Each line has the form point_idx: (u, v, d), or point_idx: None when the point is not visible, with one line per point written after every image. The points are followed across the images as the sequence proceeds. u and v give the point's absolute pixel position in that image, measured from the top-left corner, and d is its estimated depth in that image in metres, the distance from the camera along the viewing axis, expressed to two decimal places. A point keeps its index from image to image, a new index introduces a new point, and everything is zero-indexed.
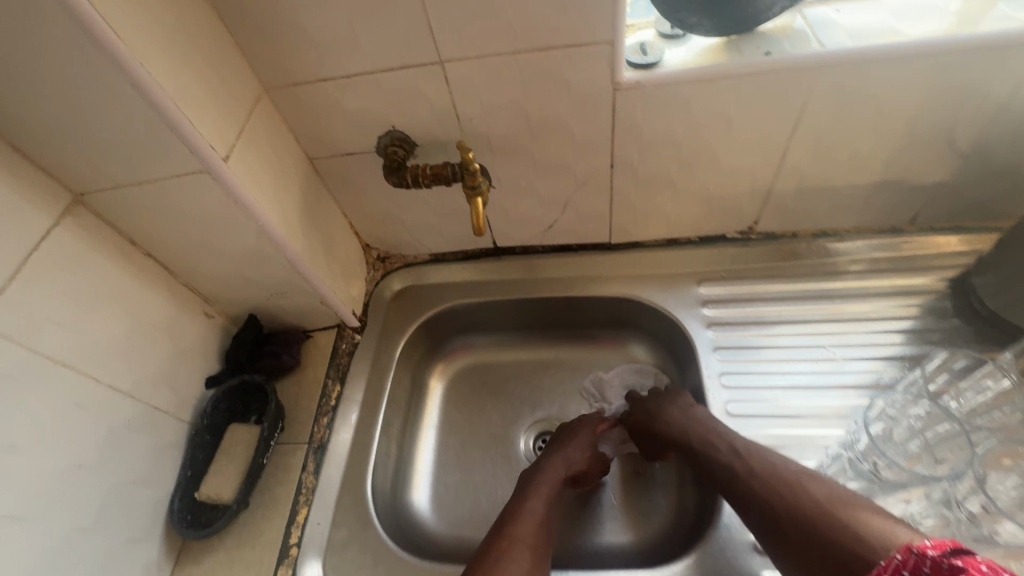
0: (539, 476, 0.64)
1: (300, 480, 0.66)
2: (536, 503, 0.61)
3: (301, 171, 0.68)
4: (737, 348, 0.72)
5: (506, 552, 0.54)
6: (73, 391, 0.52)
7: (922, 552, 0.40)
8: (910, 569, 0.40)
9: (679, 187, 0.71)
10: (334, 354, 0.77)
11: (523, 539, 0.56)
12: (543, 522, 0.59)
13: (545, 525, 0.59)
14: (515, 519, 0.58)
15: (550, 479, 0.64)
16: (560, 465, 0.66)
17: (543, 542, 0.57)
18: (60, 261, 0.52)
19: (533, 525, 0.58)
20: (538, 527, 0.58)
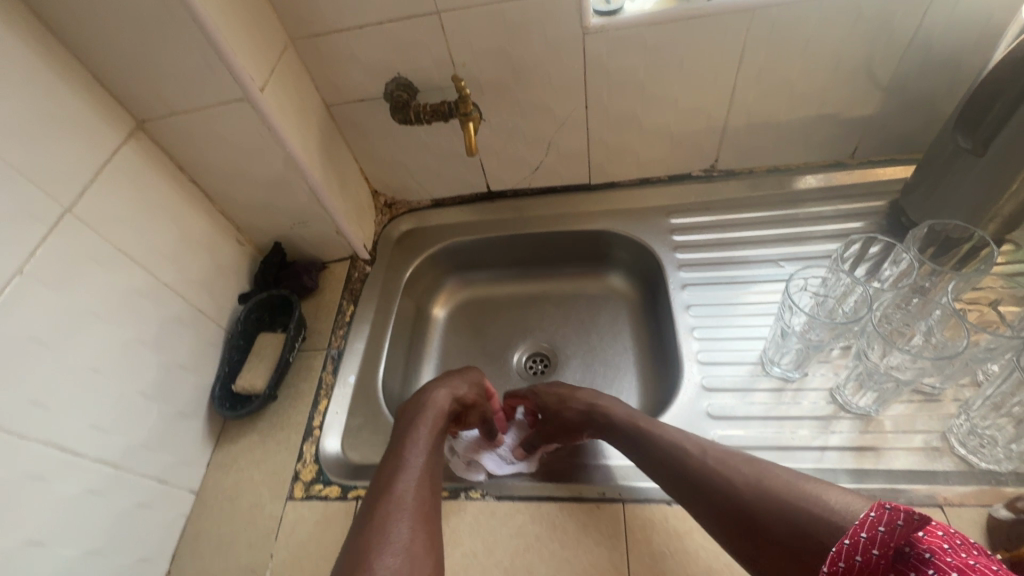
0: (417, 431, 0.60)
1: (321, 378, 0.77)
2: (418, 461, 0.57)
3: (320, 114, 0.79)
4: (700, 265, 0.82)
5: (393, 520, 0.50)
6: (136, 281, 0.63)
7: (895, 506, 0.38)
8: (886, 524, 0.38)
9: (645, 127, 0.82)
10: (349, 281, 0.88)
11: (409, 504, 0.52)
12: (428, 479, 0.56)
13: (429, 484, 0.56)
14: (400, 482, 0.54)
15: (427, 432, 0.61)
16: (439, 413, 0.63)
17: (429, 503, 0.54)
18: (127, 174, 0.63)
19: (421, 481, 0.55)
20: (423, 484, 0.55)
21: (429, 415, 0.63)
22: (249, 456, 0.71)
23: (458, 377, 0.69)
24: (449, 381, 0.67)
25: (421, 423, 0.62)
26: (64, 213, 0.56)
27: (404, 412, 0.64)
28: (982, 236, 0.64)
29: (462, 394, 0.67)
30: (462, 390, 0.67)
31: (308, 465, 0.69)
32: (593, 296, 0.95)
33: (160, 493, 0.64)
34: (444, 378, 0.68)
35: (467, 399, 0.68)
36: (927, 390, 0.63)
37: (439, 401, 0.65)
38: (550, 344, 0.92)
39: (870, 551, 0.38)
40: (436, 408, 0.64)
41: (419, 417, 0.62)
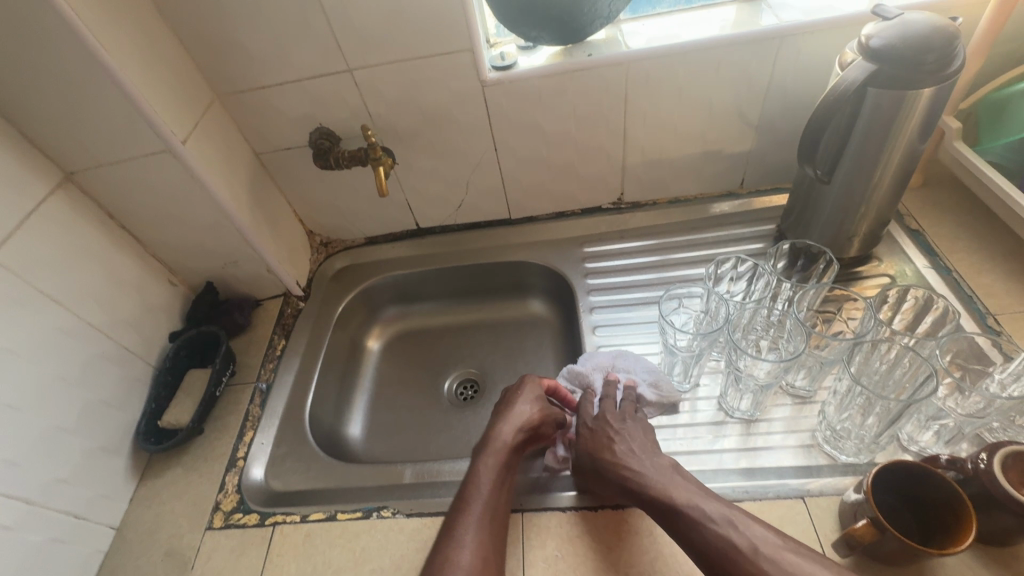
0: (480, 476, 0.62)
1: (248, 410, 0.80)
2: (479, 505, 0.60)
3: (249, 162, 0.85)
4: (610, 289, 0.89)
5: None
6: (60, 322, 0.67)
7: None
8: None
9: (553, 166, 0.90)
10: (281, 317, 0.92)
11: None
12: (495, 517, 0.59)
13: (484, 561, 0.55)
14: (455, 537, 0.57)
15: (491, 470, 0.63)
16: (502, 448, 0.65)
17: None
18: (54, 222, 0.68)
19: (482, 527, 0.58)
20: (490, 524, 0.58)
21: (494, 454, 0.65)
22: (171, 489, 0.72)
23: (519, 404, 0.70)
24: (522, 404, 0.71)
25: (488, 465, 0.64)
26: None
27: (480, 446, 0.67)
28: (828, 254, 0.75)
29: (522, 416, 0.69)
30: (526, 414, 0.69)
31: (229, 495, 0.71)
32: (520, 323, 1.01)
33: (76, 529, 0.65)
34: (508, 408, 0.70)
35: (536, 419, 0.69)
36: (800, 393, 0.69)
37: (503, 437, 0.66)
38: (479, 370, 0.97)
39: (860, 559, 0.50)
40: (500, 445, 0.65)
41: (481, 457, 0.64)
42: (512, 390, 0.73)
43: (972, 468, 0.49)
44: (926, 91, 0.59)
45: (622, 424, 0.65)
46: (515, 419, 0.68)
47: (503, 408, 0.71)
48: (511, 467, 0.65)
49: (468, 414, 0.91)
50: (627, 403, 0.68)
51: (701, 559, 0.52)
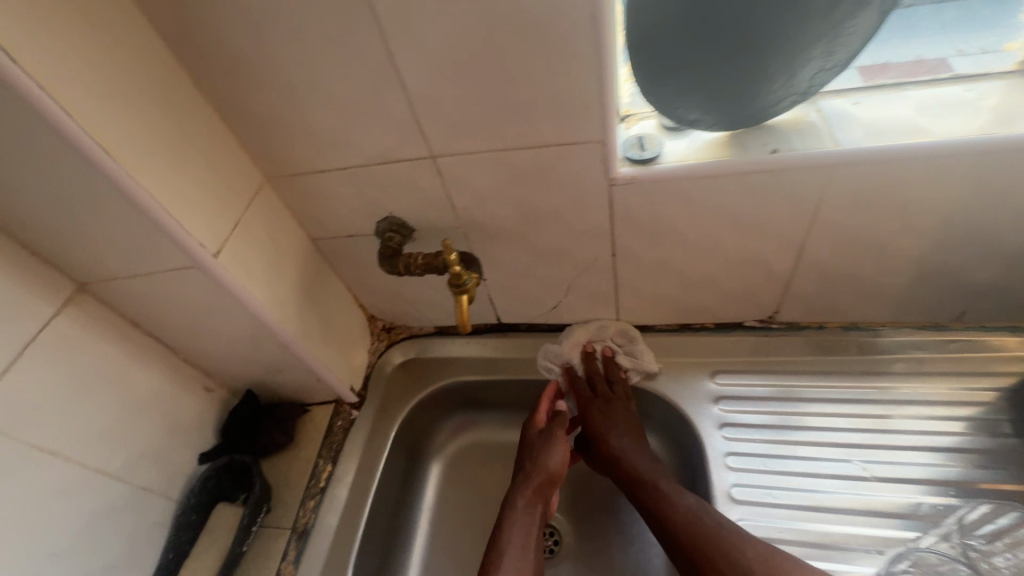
0: (507, 533, 0.64)
1: (279, 568, 0.65)
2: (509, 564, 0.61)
3: (302, 252, 0.69)
4: (754, 457, 0.65)
5: None
6: (56, 480, 0.53)
7: None
8: None
9: (687, 276, 0.67)
10: (330, 432, 0.76)
11: None
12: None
13: None
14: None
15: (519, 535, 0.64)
16: (524, 508, 0.67)
17: None
18: (59, 351, 0.54)
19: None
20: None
21: (518, 513, 0.66)
22: None
23: (540, 453, 0.71)
24: (536, 450, 0.72)
25: (516, 521, 0.65)
26: None
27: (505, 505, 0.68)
28: None
29: (544, 474, 0.69)
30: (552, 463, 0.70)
31: None
32: None
33: None
34: (531, 451, 0.73)
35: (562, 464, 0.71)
36: None
37: (523, 493, 0.68)
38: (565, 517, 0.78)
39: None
40: (520, 503, 0.67)
41: (508, 519, 0.66)
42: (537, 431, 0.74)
43: None
44: None
45: (620, 411, 0.72)
46: (537, 477, 0.69)
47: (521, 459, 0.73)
48: (533, 523, 0.66)
49: None
50: (621, 387, 0.74)
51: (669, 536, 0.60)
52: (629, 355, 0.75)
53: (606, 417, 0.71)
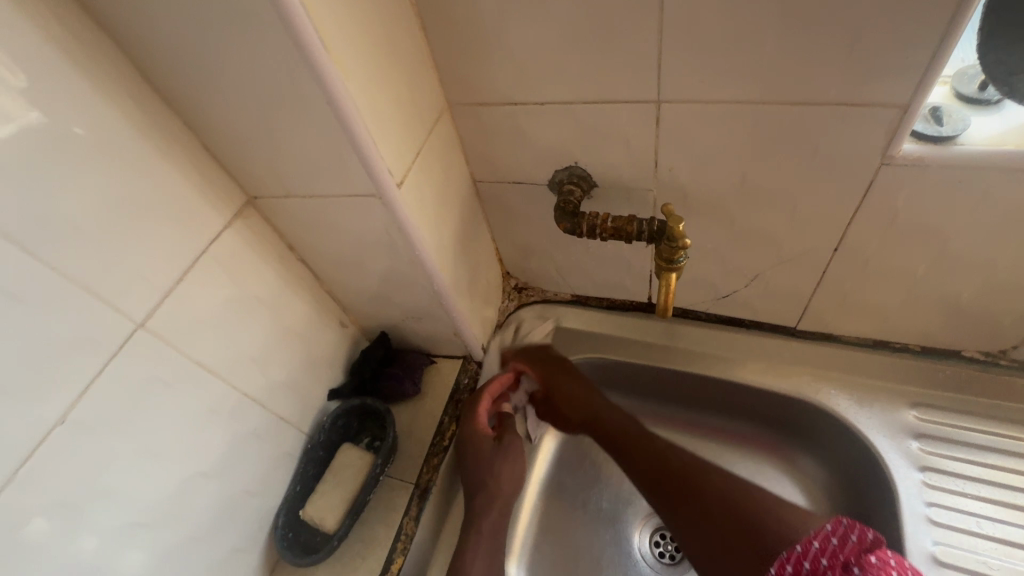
0: (471, 561, 0.57)
1: (401, 525, 0.61)
2: None
3: (463, 193, 0.62)
4: (958, 512, 0.55)
5: None
6: (211, 399, 0.51)
7: None
8: None
9: (917, 287, 0.55)
10: (456, 389, 0.71)
11: None
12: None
13: None
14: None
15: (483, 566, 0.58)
16: (486, 533, 0.60)
17: None
18: (223, 267, 0.50)
19: None
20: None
21: (482, 541, 0.59)
22: None
23: (495, 470, 0.63)
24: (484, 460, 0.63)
25: (479, 550, 0.58)
26: (136, 330, 0.43)
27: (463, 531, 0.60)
28: None
29: (501, 490, 0.63)
30: (506, 479, 0.63)
31: None
32: (761, 473, 0.71)
33: None
34: (483, 475, 0.63)
35: (513, 473, 0.64)
36: None
37: (483, 513, 0.61)
38: None
39: (821, 558, 0.45)
40: (487, 513, 0.61)
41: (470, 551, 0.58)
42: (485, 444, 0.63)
43: None
44: None
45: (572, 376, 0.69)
46: (497, 496, 0.62)
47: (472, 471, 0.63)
48: (495, 537, 0.61)
49: None
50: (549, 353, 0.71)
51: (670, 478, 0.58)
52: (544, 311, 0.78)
53: (558, 387, 0.69)
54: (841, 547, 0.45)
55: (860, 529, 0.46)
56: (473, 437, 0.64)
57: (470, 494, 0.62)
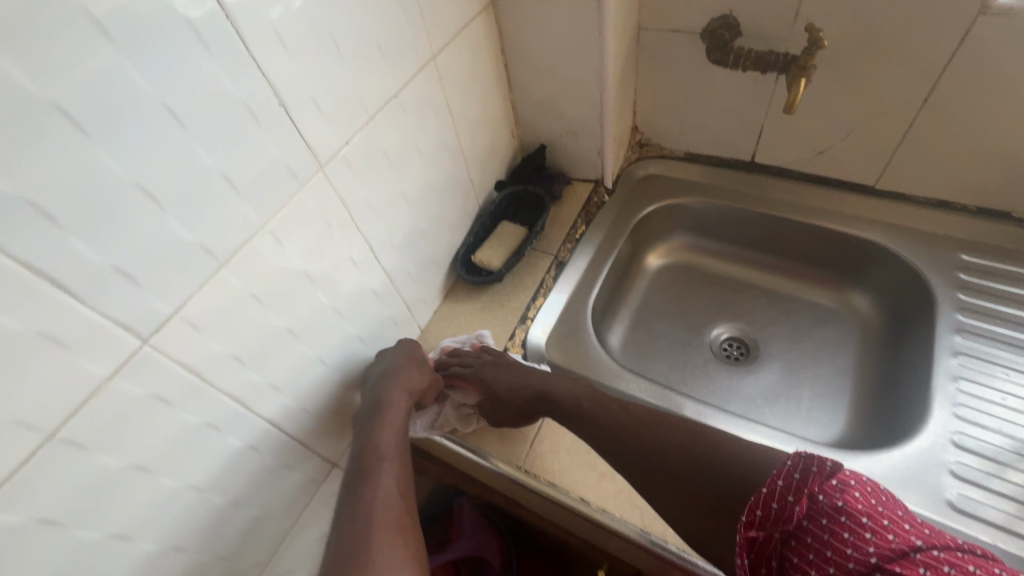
0: (379, 440, 0.57)
1: (543, 278, 0.82)
2: (382, 478, 0.53)
3: (632, 35, 0.80)
4: (987, 314, 0.71)
5: (362, 534, 0.46)
6: (447, 137, 0.72)
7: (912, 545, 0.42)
8: None
9: (986, 141, 0.70)
10: (587, 203, 0.91)
11: (402, 519, 0.49)
12: (409, 494, 0.53)
13: (401, 512, 0.50)
14: (367, 487, 0.51)
15: (392, 439, 0.58)
16: (398, 418, 0.61)
17: (414, 546, 0.47)
18: (471, 43, 0.70)
19: (388, 482, 0.53)
20: (397, 515, 0.49)
21: (392, 417, 0.60)
22: (468, 318, 0.79)
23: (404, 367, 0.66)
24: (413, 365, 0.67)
25: (389, 428, 0.59)
26: (431, 59, 0.63)
27: (370, 415, 0.61)
28: None
29: (415, 385, 0.65)
30: (415, 381, 0.65)
31: (516, 346, 0.76)
32: (819, 306, 0.88)
33: (402, 316, 0.74)
34: (402, 373, 0.64)
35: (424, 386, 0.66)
36: None
37: (394, 401, 0.61)
38: (754, 337, 0.88)
39: (785, 498, 0.48)
40: (398, 409, 0.61)
41: (376, 425, 0.59)
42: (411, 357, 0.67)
43: None
44: None
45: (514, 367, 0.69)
46: (407, 387, 0.64)
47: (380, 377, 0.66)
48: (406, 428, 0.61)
49: (731, 373, 0.84)
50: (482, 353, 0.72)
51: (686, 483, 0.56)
52: (664, 161, 0.97)
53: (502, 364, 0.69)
54: (802, 481, 0.48)
55: (819, 459, 0.48)
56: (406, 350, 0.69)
57: (382, 381, 0.63)
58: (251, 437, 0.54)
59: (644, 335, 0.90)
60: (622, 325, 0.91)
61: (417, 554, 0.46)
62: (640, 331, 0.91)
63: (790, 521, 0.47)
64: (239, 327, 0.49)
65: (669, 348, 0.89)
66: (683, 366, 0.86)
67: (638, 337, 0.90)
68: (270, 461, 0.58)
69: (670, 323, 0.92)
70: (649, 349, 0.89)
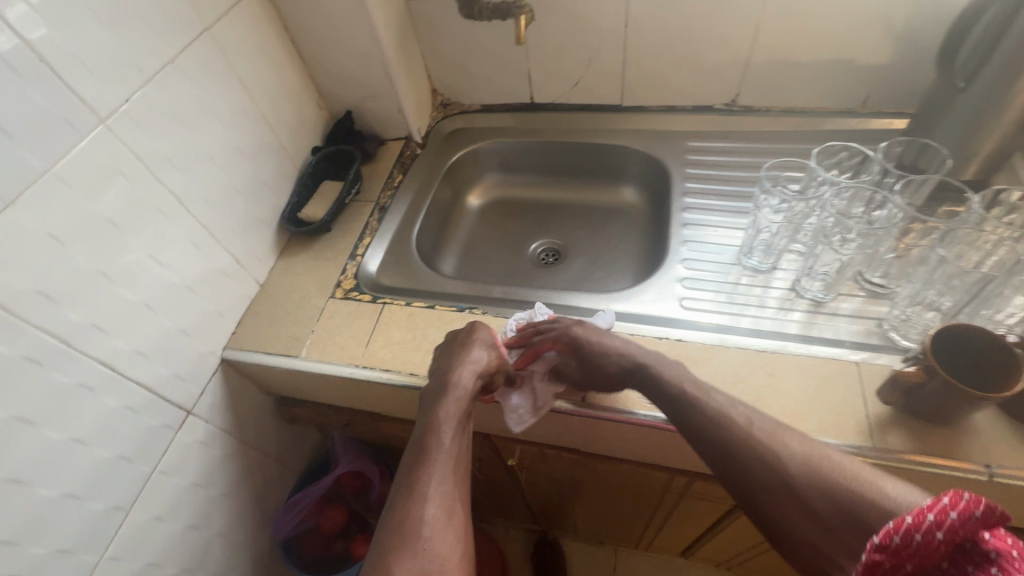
0: (444, 416, 0.59)
1: (368, 222, 0.93)
2: (440, 456, 0.55)
3: (400, 4, 0.94)
4: (705, 179, 0.93)
5: (416, 521, 0.49)
6: (244, 104, 0.80)
7: None
8: None
9: (676, 53, 0.93)
10: (401, 157, 1.04)
11: (451, 506, 0.51)
12: (460, 466, 0.56)
13: (455, 498, 0.52)
14: (428, 464, 0.54)
15: (454, 411, 0.59)
16: (464, 396, 0.61)
17: (461, 532, 0.51)
18: (248, 19, 0.80)
19: (447, 461, 0.55)
20: (455, 504, 0.52)
21: (461, 396, 0.61)
22: (303, 266, 0.88)
23: (472, 349, 0.66)
24: (472, 349, 0.66)
25: (451, 409, 0.59)
26: (205, 30, 0.72)
27: (439, 386, 0.62)
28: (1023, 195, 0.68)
29: (481, 363, 0.65)
30: (482, 361, 0.65)
31: (349, 278, 0.85)
32: (606, 208, 1.07)
33: (234, 269, 0.81)
34: (460, 355, 0.65)
35: (491, 365, 0.66)
36: (816, 303, 0.72)
37: (462, 382, 0.62)
38: (563, 243, 1.05)
39: (934, 532, 0.34)
40: (463, 390, 0.61)
41: (444, 403, 0.60)
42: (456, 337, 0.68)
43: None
44: None
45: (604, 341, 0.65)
46: (476, 365, 0.64)
47: (456, 353, 0.66)
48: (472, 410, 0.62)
49: (546, 274, 1.00)
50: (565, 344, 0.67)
51: (677, 419, 0.56)
52: (465, 114, 1.13)
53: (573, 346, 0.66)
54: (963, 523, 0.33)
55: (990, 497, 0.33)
56: (458, 334, 0.69)
57: (450, 363, 0.64)
58: (82, 374, 0.59)
59: (473, 261, 1.04)
60: (454, 256, 1.05)
61: (462, 539, 0.50)
62: (470, 258, 1.05)
63: (930, 558, 0.34)
64: (40, 265, 0.54)
65: (495, 266, 1.03)
66: (508, 275, 1.01)
67: (468, 263, 1.04)
68: (111, 403, 0.63)
69: (493, 248, 1.07)
70: (478, 270, 1.03)
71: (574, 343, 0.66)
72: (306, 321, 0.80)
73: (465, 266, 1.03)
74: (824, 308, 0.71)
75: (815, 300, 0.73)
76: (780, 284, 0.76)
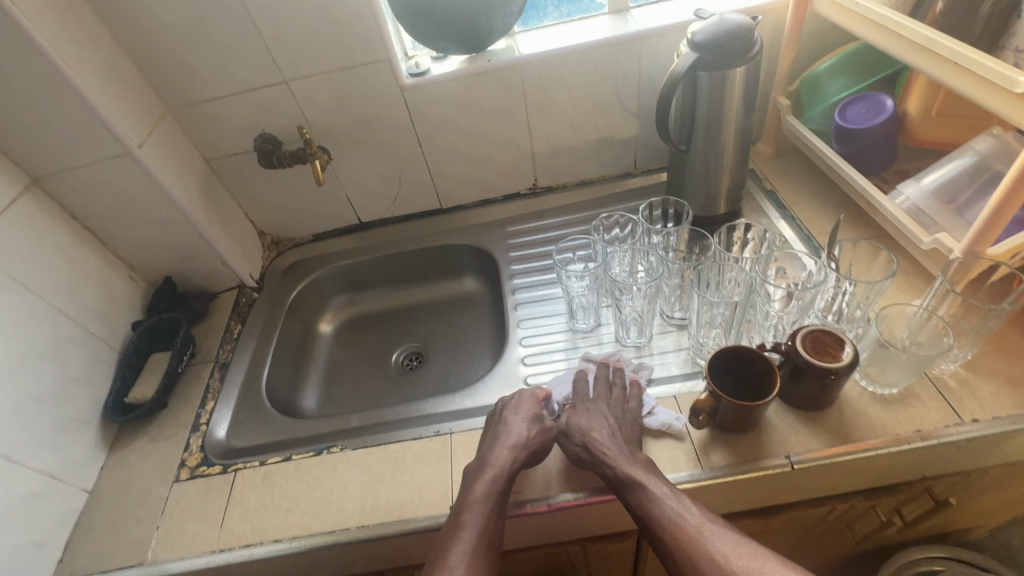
0: (476, 495, 0.62)
1: (208, 384, 0.89)
2: (471, 532, 0.59)
3: (199, 165, 0.96)
4: (527, 257, 1.03)
5: None
6: (33, 306, 0.75)
7: None
8: None
9: (472, 157, 1.05)
10: (236, 305, 1.02)
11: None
12: (490, 545, 0.59)
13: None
14: (452, 545, 0.58)
15: (487, 492, 0.62)
16: (499, 474, 0.64)
17: None
18: (25, 221, 0.77)
19: (471, 546, 0.58)
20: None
21: (492, 472, 0.64)
22: (139, 453, 0.81)
23: (510, 425, 0.69)
24: (511, 425, 0.69)
25: (483, 488, 0.62)
26: None
27: (478, 463, 0.66)
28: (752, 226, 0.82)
29: (516, 441, 0.67)
30: (520, 437, 0.67)
31: (194, 453, 0.80)
32: (455, 301, 1.13)
33: (50, 487, 0.72)
34: (500, 429, 0.69)
35: (531, 439, 0.67)
36: (638, 349, 0.82)
37: (496, 463, 0.64)
38: (423, 345, 1.08)
39: None
40: (500, 467, 0.64)
41: (479, 482, 0.63)
42: (501, 408, 0.71)
43: (783, 348, 0.64)
44: (738, 69, 0.77)
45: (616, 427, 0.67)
46: (508, 444, 0.66)
47: (495, 430, 0.69)
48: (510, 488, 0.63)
49: (411, 380, 1.02)
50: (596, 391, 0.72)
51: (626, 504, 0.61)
52: (298, 246, 1.14)
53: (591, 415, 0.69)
54: None
55: None
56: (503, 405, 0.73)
57: (491, 440, 0.68)
58: None
59: (337, 387, 1.03)
60: (316, 387, 1.03)
61: None
62: (333, 385, 1.03)
63: None
64: None
65: (361, 387, 1.02)
66: (374, 392, 1.01)
67: (332, 391, 1.02)
68: None
69: (355, 367, 1.06)
70: (344, 396, 1.01)
71: (582, 433, 0.66)
72: (148, 517, 0.73)
73: (329, 395, 1.01)
74: (644, 351, 0.82)
75: (636, 345, 0.83)
76: (606, 339, 0.85)
